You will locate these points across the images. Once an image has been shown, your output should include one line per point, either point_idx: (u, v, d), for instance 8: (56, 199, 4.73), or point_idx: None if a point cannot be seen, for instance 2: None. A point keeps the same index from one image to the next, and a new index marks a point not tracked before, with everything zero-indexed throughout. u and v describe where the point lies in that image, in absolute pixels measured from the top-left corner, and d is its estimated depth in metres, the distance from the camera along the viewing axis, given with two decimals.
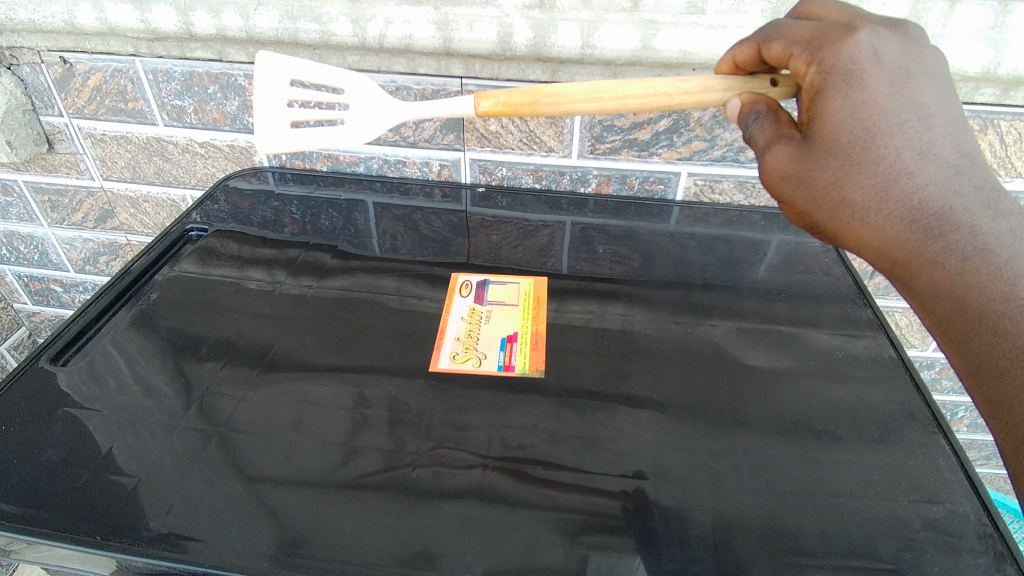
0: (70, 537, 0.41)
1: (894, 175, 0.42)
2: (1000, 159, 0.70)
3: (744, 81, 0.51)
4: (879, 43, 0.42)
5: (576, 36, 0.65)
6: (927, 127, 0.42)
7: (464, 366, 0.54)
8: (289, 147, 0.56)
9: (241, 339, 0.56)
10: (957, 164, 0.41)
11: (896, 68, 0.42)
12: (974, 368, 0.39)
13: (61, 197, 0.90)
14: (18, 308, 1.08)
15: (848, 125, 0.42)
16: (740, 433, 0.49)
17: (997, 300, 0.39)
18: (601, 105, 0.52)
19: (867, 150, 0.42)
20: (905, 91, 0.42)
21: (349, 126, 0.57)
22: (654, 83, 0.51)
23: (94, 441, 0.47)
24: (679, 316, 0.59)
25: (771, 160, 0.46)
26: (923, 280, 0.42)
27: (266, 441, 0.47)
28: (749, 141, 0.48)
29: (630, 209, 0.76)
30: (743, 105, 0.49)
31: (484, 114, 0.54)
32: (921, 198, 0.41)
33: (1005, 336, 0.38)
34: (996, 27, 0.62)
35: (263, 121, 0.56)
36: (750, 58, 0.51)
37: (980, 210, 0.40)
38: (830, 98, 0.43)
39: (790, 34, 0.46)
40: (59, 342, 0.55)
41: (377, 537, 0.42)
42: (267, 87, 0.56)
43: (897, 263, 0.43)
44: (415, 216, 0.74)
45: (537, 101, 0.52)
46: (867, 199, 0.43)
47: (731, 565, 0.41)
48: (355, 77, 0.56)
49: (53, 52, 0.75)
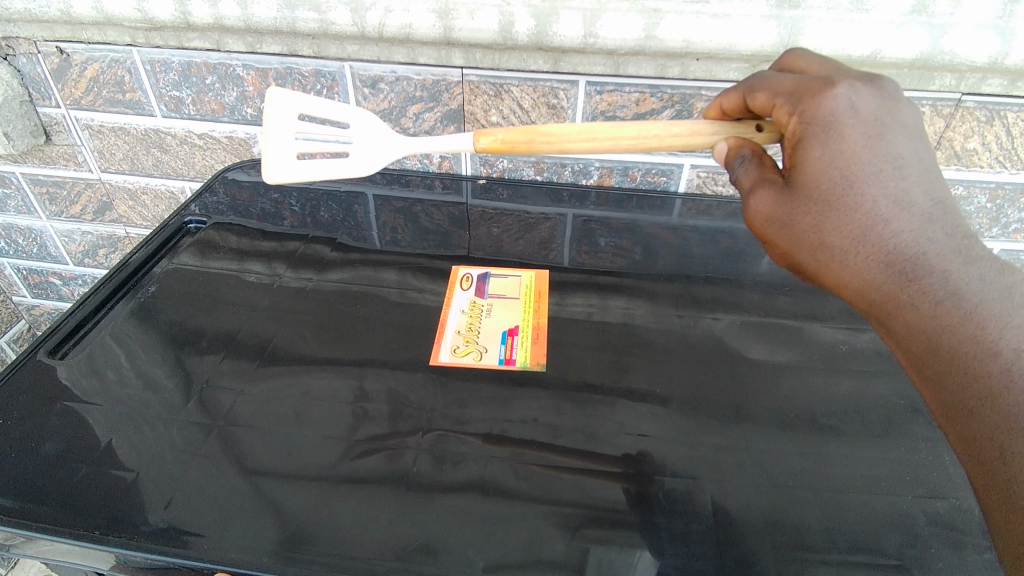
0: (69, 531, 0.41)
1: (871, 222, 0.41)
2: (1006, 150, 0.69)
3: (731, 126, 0.51)
4: (856, 97, 0.42)
5: (579, 25, 0.64)
6: (901, 176, 0.41)
7: (465, 360, 0.54)
8: (295, 175, 0.55)
9: (241, 332, 0.56)
10: (931, 213, 0.40)
11: (873, 120, 0.41)
12: (948, 408, 0.37)
13: (59, 189, 0.89)
14: (18, 301, 1.08)
15: (827, 173, 0.42)
16: (743, 427, 0.49)
17: (967, 343, 0.37)
18: (596, 145, 0.52)
19: (844, 197, 0.41)
20: (881, 142, 0.41)
21: (355, 157, 0.56)
22: (646, 126, 0.51)
23: (94, 434, 0.47)
24: (681, 309, 0.59)
25: (754, 204, 0.46)
26: (899, 322, 0.40)
27: (266, 435, 0.47)
28: (734, 184, 0.48)
29: (632, 202, 0.75)
30: (729, 148, 0.49)
31: (483, 151, 0.53)
32: (897, 243, 0.40)
33: (974, 378, 0.36)
34: (1004, 16, 0.61)
35: (268, 151, 0.55)
36: (737, 106, 0.50)
37: (951, 256, 0.39)
38: (809, 147, 0.42)
39: (772, 85, 0.46)
40: (57, 335, 0.55)
41: (377, 532, 0.41)
42: (275, 118, 0.55)
43: (875, 305, 0.41)
44: (416, 209, 0.74)
45: (534, 139, 0.52)
46: (845, 243, 0.42)
47: (732, 559, 0.41)
48: (359, 111, 0.56)
49: (49, 42, 0.74)
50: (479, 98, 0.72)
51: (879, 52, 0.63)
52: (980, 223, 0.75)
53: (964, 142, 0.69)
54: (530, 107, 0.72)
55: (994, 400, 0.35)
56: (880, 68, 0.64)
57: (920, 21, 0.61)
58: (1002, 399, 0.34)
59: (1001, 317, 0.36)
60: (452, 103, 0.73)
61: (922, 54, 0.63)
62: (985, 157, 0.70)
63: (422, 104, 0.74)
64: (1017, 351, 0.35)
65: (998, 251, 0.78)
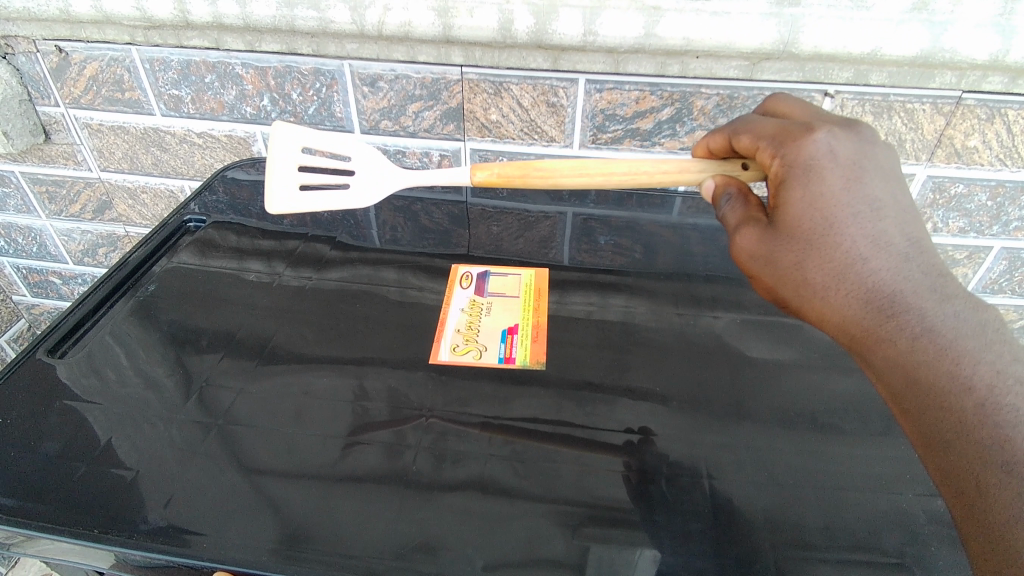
0: (68, 530, 0.41)
1: (850, 260, 0.43)
2: (1007, 148, 0.69)
3: (718, 165, 0.54)
4: (835, 143, 0.45)
5: (579, 23, 0.64)
6: (878, 218, 0.43)
7: (464, 359, 0.54)
8: (297, 206, 0.58)
9: (241, 331, 0.56)
10: (907, 252, 0.42)
11: (851, 166, 0.44)
12: (928, 439, 0.38)
13: (58, 188, 0.89)
14: (18, 300, 1.08)
15: (808, 213, 0.44)
16: (743, 425, 0.49)
17: (942, 377, 0.37)
18: (588, 179, 0.56)
19: (825, 236, 0.43)
20: (859, 185, 0.44)
21: (356, 188, 0.59)
22: (636, 162, 0.55)
23: (93, 433, 0.47)
24: (681, 307, 0.59)
25: (740, 241, 0.48)
26: (878, 355, 0.41)
27: (265, 434, 0.47)
28: (721, 221, 0.51)
29: (632, 200, 0.75)
30: (716, 186, 0.52)
31: (478, 183, 0.57)
32: (875, 281, 0.42)
33: (949, 411, 0.36)
34: (1005, 14, 0.60)
35: (271, 184, 0.58)
36: (724, 147, 0.54)
37: (926, 294, 0.40)
38: (790, 189, 0.45)
39: (757, 130, 0.49)
40: (56, 334, 0.55)
41: (377, 530, 0.41)
42: (280, 154, 0.59)
43: (856, 339, 0.42)
44: (415, 207, 0.74)
45: (529, 174, 0.56)
46: (826, 280, 0.43)
47: (733, 557, 0.41)
48: (360, 145, 0.60)
49: (49, 41, 0.74)
50: (479, 96, 0.72)
51: (879, 50, 0.63)
52: (981, 221, 0.75)
53: (964, 140, 0.69)
54: (529, 105, 0.72)
55: (969, 433, 0.36)
56: (880, 65, 0.64)
57: (920, 19, 0.61)
58: (976, 432, 0.35)
59: (974, 353, 0.37)
60: (452, 101, 0.73)
61: (923, 52, 0.62)
62: (986, 155, 0.70)
63: (422, 102, 0.74)
64: (990, 387, 0.36)
65: (999, 249, 0.78)
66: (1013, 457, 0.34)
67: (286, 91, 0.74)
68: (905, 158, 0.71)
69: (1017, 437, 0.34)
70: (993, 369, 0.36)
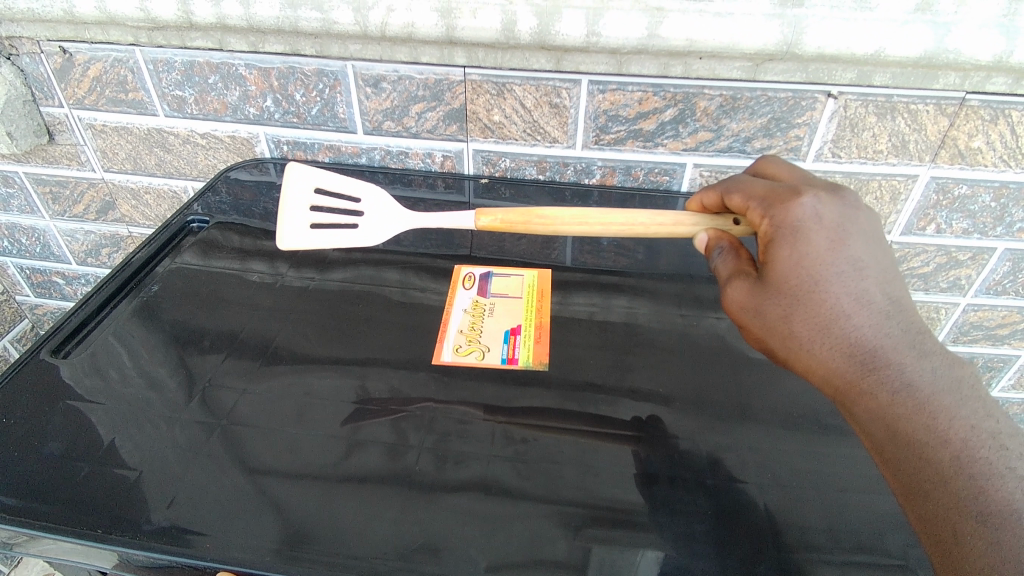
0: (71, 530, 0.41)
1: (835, 316, 0.44)
2: (1011, 150, 0.69)
3: (710, 219, 0.56)
4: (821, 206, 0.47)
5: (582, 24, 0.64)
6: (861, 276, 0.45)
7: (468, 359, 0.54)
8: (309, 244, 0.61)
9: (244, 332, 0.56)
10: (887, 310, 0.44)
11: (836, 228, 0.46)
12: (907, 488, 0.40)
13: (62, 188, 0.89)
14: (21, 300, 1.08)
15: (795, 272, 0.45)
16: (746, 427, 0.49)
17: (920, 430, 0.40)
18: (587, 228, 0.59)
19: (811, 293, 0.45)
20: (843, 246, 0.45)
21: (365, 228, 0.63)
22: (633, 214, 0.58)
23: (96, 434, 0.47)
24: (683, 309, 0.59)
25: (731, 292, 0.49)
26: (861, 408, 0.43)
27: (269, 434, 0.47)
28: (714, 273, 0.52)
29: (635, 201, 0.75)
30: (709, 240, 0.54)
31: (483, 227, 0.60)
32: (858, 337, 0.44)
33: (928, 461, 0.39)
34: (1009, 14, 0.60)
35: (285, 225, 0.61)
36: (717, 205, 0.56)
37: (906, 349, 0.42)
38: (779, 248, 0.46)
39: (747, 189, 0.52)
40: (59, 335, 0.55)
41: (379, 531, 0.41)
42: (293, 195, 0.62)
43: (840, 391, 0.44)
44: (418, 208, 0.74)
45: (530, 222, 0.59)
46: (812, 333, 0.45)
47: (736, 558, 0.40)
48: (370, 187, 0.64)
49: (53, 42, 0.74)
50: (481, 97, 0.72)
51: (883, 51, 0.62)
52: (985, 222, 0.75)
53: (968, 141, 0.69)
54: (532, 106, 0.72)
55: (945, 483, 0.38)
56: (884, 66, 0.64)
57: (925, 19, 0.61)
58: (952, 482, 0.38)
59: (949, 408, 0.40)
60: (455, 102, 0.73)
61: (927, 53, 0.62)
62: (989, 156, 0.70)
63: (425, 103, 0.74)
64: (964, 441, 0.39)
65: (1003, 250, 0.77)
66: (986, 506, 0.36)
67: (289, 92, 0.75)
68: (909, 159, 0.71)
69: (989, 488, 0.37)
70: (966, 423, 0.39)
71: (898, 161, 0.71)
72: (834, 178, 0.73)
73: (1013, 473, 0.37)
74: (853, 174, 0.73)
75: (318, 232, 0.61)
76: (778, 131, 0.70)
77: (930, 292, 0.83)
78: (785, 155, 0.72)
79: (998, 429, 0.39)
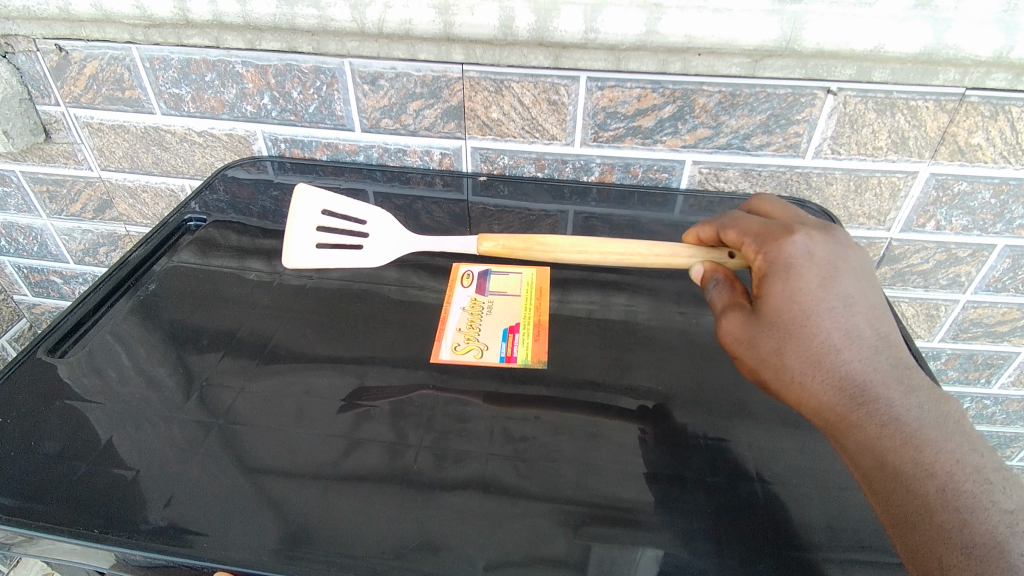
0: (68, 530, 0.40)
1: (826, 350, 0.44)
2: (1010, 146, 0.69)
3: (706, 252, 0.56)
4: (812, 244, 0.47)
5: (580, 20, 0.63)
6: (851, 313, 0.45)
7: (466, 358, 0.53)
8: (313, 262, 0.62)
9: (241, 331, 0.56)
10: (877, 345, 0.44)
11: (827, 265, 0.46)
12: (895, 520, 0.40)
13: (59, 187, 0.89)
14: (18, 299, 1.08)
15: (788, 305, 0.45)
16: (745, 425, 0.48)
17: (908, 463, 0.40)
18: (586, 256, 0.59)
19: (803, 326, 0.45)
20: (834, 283, 0.46)
21: (367, 248, 0.63)
22: (632, 244, 0.58)
23: (94, 433, 0.47)
24: (683, 307, 0.59)
25: (725, 324, 0.48)
26: (852, 440, 0.42)
27: (266, 434, 0.47)
28: (710, 305, 0.51)
29: (634, 198, 0.75)
30: (705, 272, 0.53)
31: (484, 253, 0.61)
32: (849, 371, 0.43)
33: (915, 494, 0.39)
34: (1009, 10, 0.60)
35: (292, 242, 0.63)
36: (713, 239, 0.56)
37: (894, 384, 0.43)
38: (772, 282, 0.46)
39: (742, 225, 0.52)
40: (56, 334, 0.54)
41: (377, 530, 0.41)
42: (301, 215, 0.65)
43: (830, 424, 0.43)
44: (416, 206, 0.74)
45: (531, 249, 0.60)
46: (804, 366, 0.44)
47: (736, 556, 0.40)
48: (377, 212, 0.66)
49: (48, 40, 0.73)
50: (479, 94, 0.72)
51: (882, 47, 0.62)
52: (984, 218, 0.75)
53: (967, 137, 0.69)
54: (530, 103, 0.72)
55: (932, 515, 0.38)
56: (883, 62, 0.64)
57: (925, 15, 0.61)
58: (938, 514, 0.38)
59: (936, 442, 0.40)
60: (453, 99, 0.73)
61: (927, 49, 0.62)
62: (989, 153, 0.70)
63: (422, 100, 0.74)
64: (950, 474, 0.39)
65: (1002, 247, 0.77)
66: (972, 539, 0.37)
67: (286, 89, 0.74)
68: (908, 156, 0.71)
69: (973, 521, 0.37)
70: (952, 457, 0.40)
71: (898, 158, 0.71)
72: (834, 175, 0.73)
73: (997, 507, 0.38)
74: (852, 170, 0.73)
75: (322, 251, 0.63)
76: (777, 128, 0.70)
77: (930, 289, 0.83)
78: (784, 152, 0.72)
79: (983, 463, 0.40)
